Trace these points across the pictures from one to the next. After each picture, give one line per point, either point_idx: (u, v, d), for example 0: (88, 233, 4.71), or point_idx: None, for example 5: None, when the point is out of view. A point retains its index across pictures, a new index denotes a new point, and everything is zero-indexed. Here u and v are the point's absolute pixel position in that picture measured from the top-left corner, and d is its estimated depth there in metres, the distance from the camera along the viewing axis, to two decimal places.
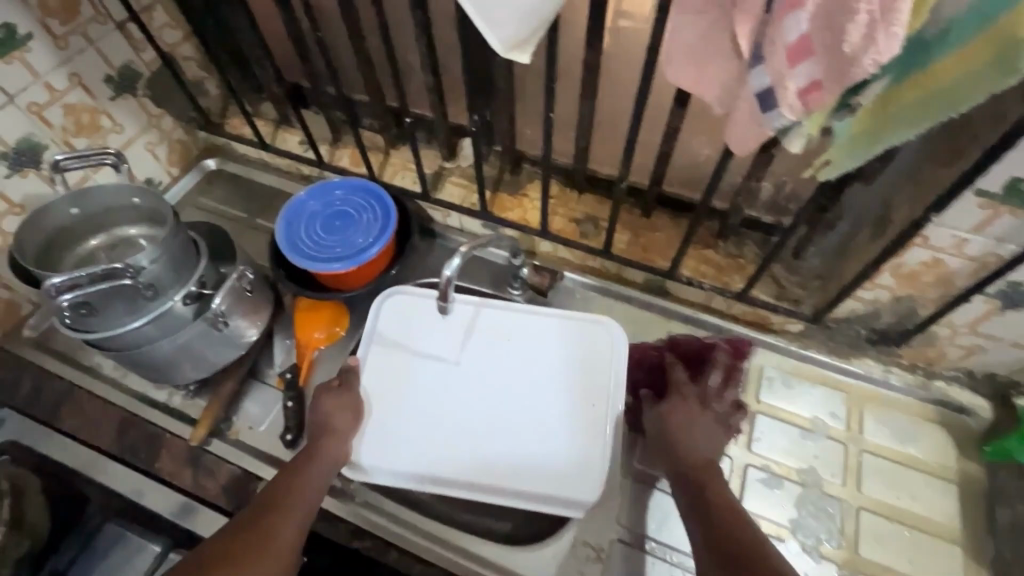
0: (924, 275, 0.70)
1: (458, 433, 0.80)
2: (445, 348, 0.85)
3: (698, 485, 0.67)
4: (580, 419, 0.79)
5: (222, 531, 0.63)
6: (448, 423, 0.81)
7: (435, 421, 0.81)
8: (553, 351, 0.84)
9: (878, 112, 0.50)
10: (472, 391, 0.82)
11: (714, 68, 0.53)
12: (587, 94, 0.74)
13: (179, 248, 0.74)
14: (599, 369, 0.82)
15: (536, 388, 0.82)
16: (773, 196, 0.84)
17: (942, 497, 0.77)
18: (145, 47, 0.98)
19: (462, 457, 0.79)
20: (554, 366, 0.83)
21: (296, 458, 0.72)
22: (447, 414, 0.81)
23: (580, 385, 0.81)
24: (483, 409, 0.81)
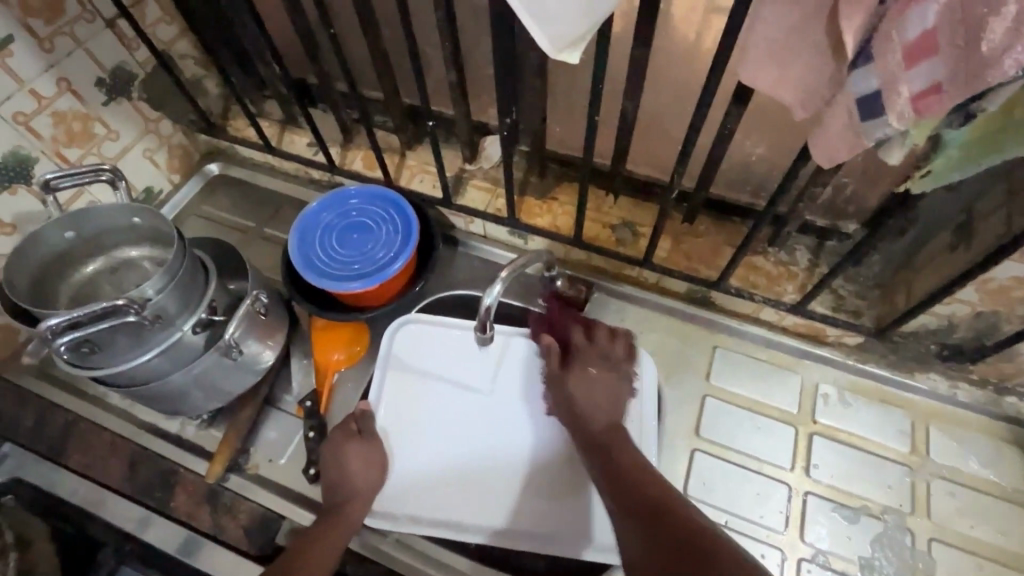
0: (1015, 290, 0.63)
1: (478, 473, 0.77)
2: (467, 379, 0.82)
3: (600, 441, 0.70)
4: None
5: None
6: (468, 460, 0.78)
7: (456, 461, 0.78)
8: None
9: (1003, 119, 0.43)
10: (496, 426, 0.79)
11: (804, 69, 0.45)
12: (633, 92, 0.67)
13: (188, 274, 0.67)
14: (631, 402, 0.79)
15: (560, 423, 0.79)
16: (832, 199, 0.77)
17: (1020, 526, 0.72)
18: (138, 46, 0.90)
19: (481, 497, 0.76)
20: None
21: (318, 522, 0.68)
22: (467, 451, 0.78)
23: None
24: (503, 445, 0.78)
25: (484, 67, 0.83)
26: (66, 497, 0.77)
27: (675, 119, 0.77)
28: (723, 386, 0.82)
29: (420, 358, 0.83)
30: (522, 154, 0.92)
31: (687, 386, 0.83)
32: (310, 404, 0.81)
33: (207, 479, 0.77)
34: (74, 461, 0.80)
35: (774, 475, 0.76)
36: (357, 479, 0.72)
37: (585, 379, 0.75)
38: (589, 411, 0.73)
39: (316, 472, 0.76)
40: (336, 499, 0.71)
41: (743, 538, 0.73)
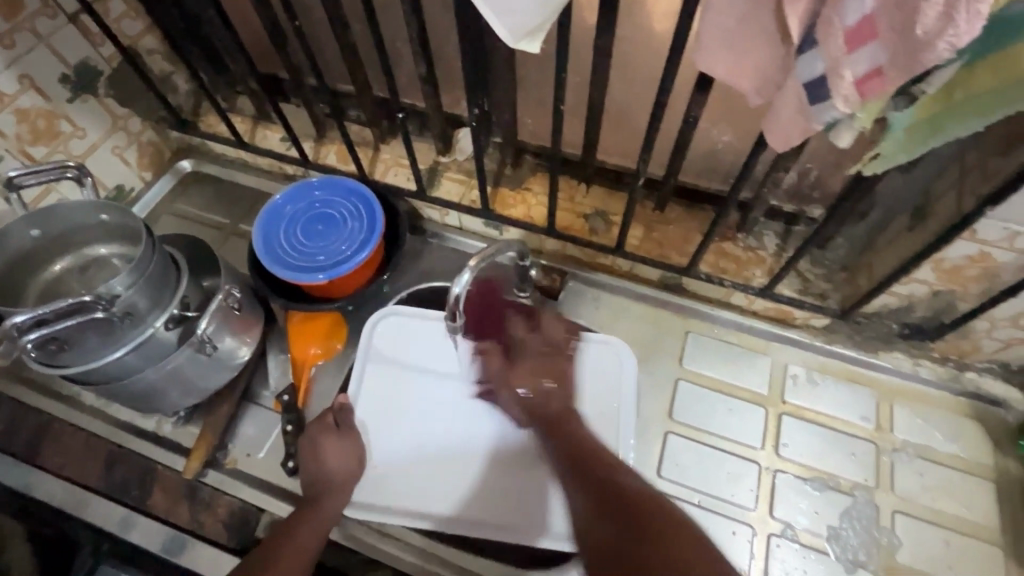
0: (968, 269, 0.65)
1: (462, 467, 0.78)
2: (446, 370, 0.83)
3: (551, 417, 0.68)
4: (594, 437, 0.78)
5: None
6: (449, 451, 0.78)
7: (440, 454, 0.78)
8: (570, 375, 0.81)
9: (943, 101, 0.44)
10: (480, 417, 0.80)
11: (754, 56, 0.46)
12: (598, 82, 0.68)
13: (157, 271, 0.67)
14: (614, 395, 0.79)
15: None
16: (796, 184, 0.79)
17: (980, 496, 0.74)
18: (103, 41, 0.88)
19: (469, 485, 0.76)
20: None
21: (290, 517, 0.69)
22: (450, 444, 0.79)
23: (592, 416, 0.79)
24: (488, 435, 0.79)
25: (454, 59, 0.84)
26: (42, 498, 0.77)
27: (642, 109, 0.78)
28: (696, 370, 0.84)
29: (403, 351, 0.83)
30: (495, 145, 0.93)
31: (661, 372, 0.85)
32: (288, 398, 0.81)
33: (185, 475, 0.77)
34: (50, 463, 0.79)
35: (745, 455, 0.78)
36: (336, 471, 0.72)
37: (548, 361, 0.71)
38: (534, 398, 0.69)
39: (294, 466, 0.77)
40: (313, 491, 0.71)
41: (717, 517, 0.75)
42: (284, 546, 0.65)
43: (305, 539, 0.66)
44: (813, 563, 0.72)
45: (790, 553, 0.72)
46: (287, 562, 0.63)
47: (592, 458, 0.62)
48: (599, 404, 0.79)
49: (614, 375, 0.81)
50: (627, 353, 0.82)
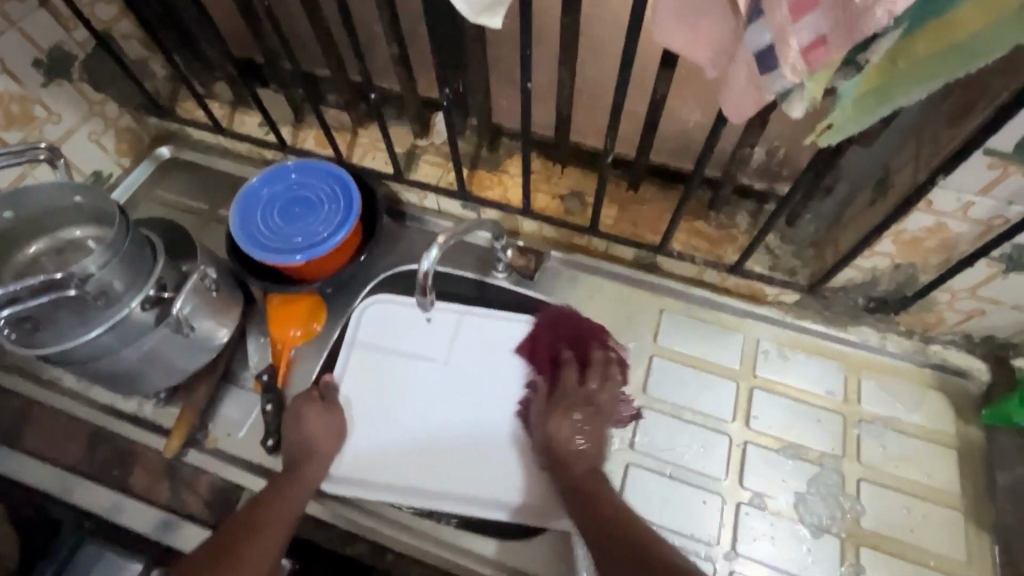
0: (926, 241, 0.67)
1: (447, 444, 0.81)
2: (428, 359, 0.86)
3: (580, 479, 0.70)
4: None
5: (200, 548, 0.61)
6: (435, 430, 0.81)
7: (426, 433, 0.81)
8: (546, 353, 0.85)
9: (888, 70, 0.46)
10: (463, 404, 0.83)
11: (704, 29, 0.48)
12: (566, 60, 0.69)
13: (132, 252, 0.67)
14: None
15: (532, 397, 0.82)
16: (766, 162, 0.80)
17: (943, 464, 0.76)
18: (76, 26, 0.88)
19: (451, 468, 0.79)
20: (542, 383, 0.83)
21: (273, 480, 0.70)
22: (436, 423, 0.82)
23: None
24: (472, 416, 0.82)
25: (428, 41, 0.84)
26: (24, 479, 0.78)
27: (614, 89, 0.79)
28: (671, 346, 0.86)
29: (387, 336, 0.87)
30: (471, 128, 0.93)
31: (635, 348, 0.86)
32: (268, 378, 0.82)
33: (165, 454, 0.77)
34: (31, 444, 0.80)
35: (715, 428, 0.80)
36: (319, 441, 0.74)
37: (600, 414, 0.75)
38: (569, 442, 0.72)
39: (274, 443, 0.78)
40: (295, 457, 0.72)
41: (686, 487, 0.77)
42: (274, 505, 0.66)
43: (294, 500, 0.68)
44: (780, 529, 0.74)
45: (758, 520, 0.74)
46: (278, 520, 0.65)
47: (610, 517, 0.64)
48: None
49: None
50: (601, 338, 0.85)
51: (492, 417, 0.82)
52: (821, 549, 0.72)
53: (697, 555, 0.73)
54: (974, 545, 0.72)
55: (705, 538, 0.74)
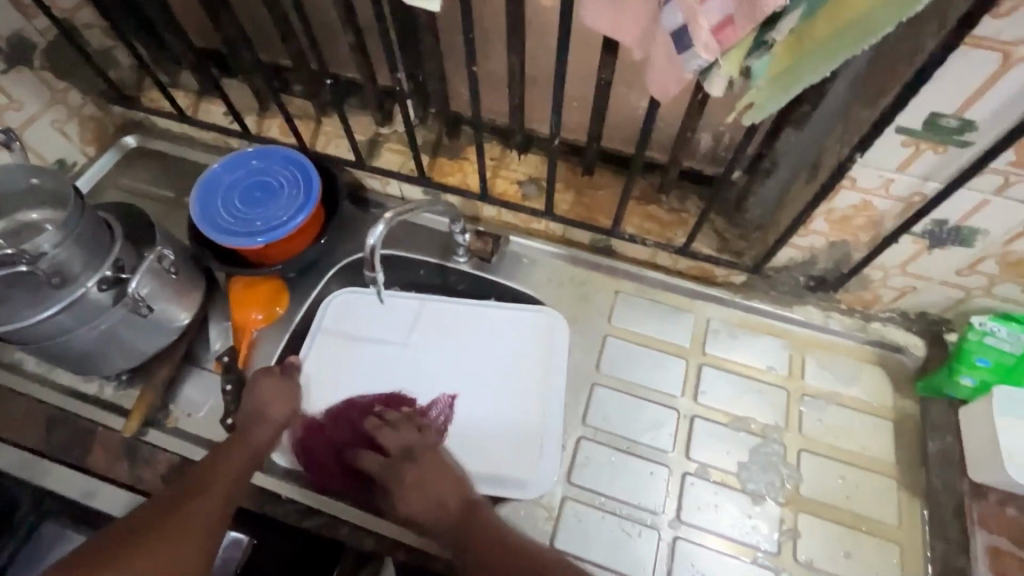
0: (856, 218, 0.70)
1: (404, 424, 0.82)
2: (390, 339, 0.88)
3: (460, 530, 0.69)
4: (528, 384, 0.84)
5: (141, 510, 0.63)
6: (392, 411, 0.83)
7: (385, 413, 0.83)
8: (503, 335, 0.88)
9: (796, 49, 0.49)
10: (422, 385, 0.85)
11: (628, 10, 0.51)
12: (515, 46, 0.71)
13: (86, 232, 0.69)
14: (546, 354, 0.86)
15: (489, 376, 0.85)
16: (712, 146, 0.83)
17: (880, 434, 0.80)
18: (36, 14, 0.89)
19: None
20: (501, 358, 0.86)
21: (225, 443, 0.72)
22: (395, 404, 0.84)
23: (527, 373, 0.85)
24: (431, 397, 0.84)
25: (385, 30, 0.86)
26: None
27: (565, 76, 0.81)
28: (625, 326, 0.88)
29: (350, 320, 0.89)
30: (432, 116, 0.95)
31: (591, 329, 0.89)
32: (228, 360, 0.84)
33: (124, 433, 0.79)
34: None
35: (664, 403, 0.83)
36: (275, 412, 0.76)
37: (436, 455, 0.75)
38: (423, 502, 0.71)
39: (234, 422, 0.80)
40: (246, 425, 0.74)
41: (636, 459, 0.80)
42: (217, 470, 0.68)
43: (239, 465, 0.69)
44: (723, 497, 0.77)
45: (702, 489, 0.77)
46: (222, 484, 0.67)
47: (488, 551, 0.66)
48: (531, 362, 0.86)
49: (543, 337, 0.87)
50: (558, 317, 0.88)
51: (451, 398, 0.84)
52: (761, 514, 0.76)
53: (642, 522, 0.76)
54: (907, 510, 0.75)
55: (651, 506, 0.76)
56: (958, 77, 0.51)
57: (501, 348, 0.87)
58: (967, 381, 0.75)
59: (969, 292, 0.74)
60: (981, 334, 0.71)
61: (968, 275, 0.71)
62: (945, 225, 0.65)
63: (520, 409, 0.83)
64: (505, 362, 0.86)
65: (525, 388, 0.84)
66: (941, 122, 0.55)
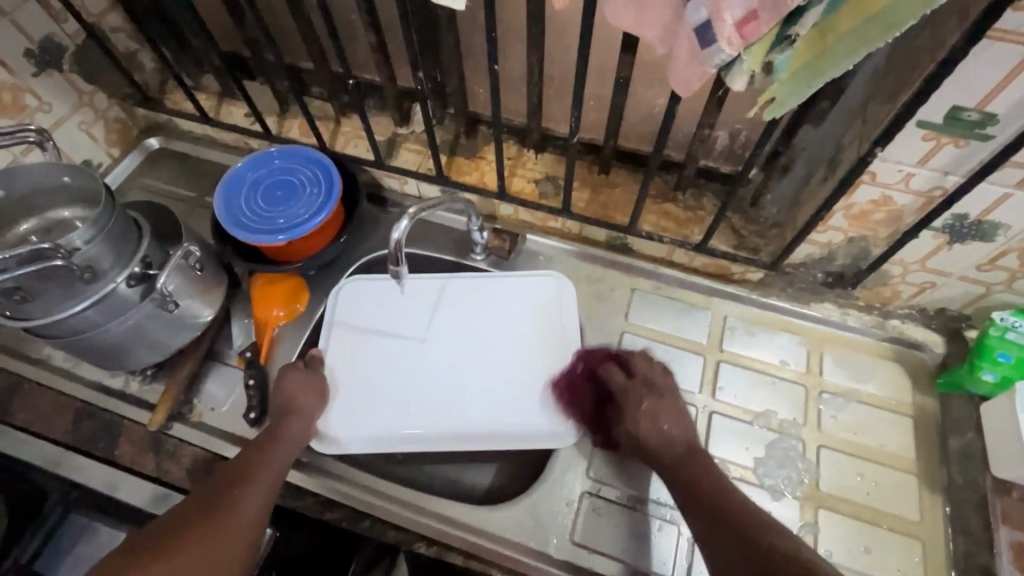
0: (874, 213, 0.70)
1: (426, 408, 0.84)
2: (406, 330, 0.89)
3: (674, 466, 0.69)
4: (540, 349, 0.87)
5: (183, 503, 0.63)
6: (412, 394, 0.85)
7: (408, 398, 0.85)
8: (514, 308, 0.89)
9: (818, 43, 0.49)
10: (441, 367, 0.87)
11: (651, 6, 0.51)
12: (534, 45, 0.72)
13: (118, 228, 0.71)
14: (554, 320, 0.88)
15: (503, 347, 0.87)
16: (729, 145, 0.84)
17: (900, 431, 0.80)
18: (67, 18, 0.91)
19: (431, 425, 0.83)
20: (516, 328, 0.88)
21: (259, 436, 0.72)
22: (414, 390, 0.85)
23: (541, 340, 0.87)
24: (450, 378, 0.86)
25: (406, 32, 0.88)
26: (10, 453, 0.80)
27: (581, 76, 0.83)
28: (642, 323, 0.89)
29: (366, 315, 0.90)
30: (450, 116, 0.97)
31: (608, 325, 0.89)
32: (250, 355, 0.85)
33: (150, 426, 0.81)
34: (18, 419, 0.82)
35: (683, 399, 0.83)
36: (299, 401, 0.77)
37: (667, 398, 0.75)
38: (657, 437, 0.72)
39: (256, 416, 0.82)
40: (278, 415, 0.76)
41: None
42: (259, 462, 0.68)
43: (276, 458, 0.70)
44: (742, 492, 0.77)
45: None
46: (262, 476, 0.67)
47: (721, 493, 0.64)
48: (544, 328, 0.88)
49: (553, 304, 0.89)
50: (567, 285, 0.90)
51: (469, 373, 0.86)
52: (781, 510, 0.75)
53: (662, 518, 0.75)
54: (927, 506, 0.75)
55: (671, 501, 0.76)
56: (976, 72, 0.52)
57: (514, 322, 0.89)
58: (988, 377, 0.75)
59: (989, 287, 0.73)
60: (1002, 329, 0.71)
61: (988, 271, 0.71)
62: (965, 220, 0.65)
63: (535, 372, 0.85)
64: (520, 331, 0.88)
65: (539, 352, 0.86)
66: (962, 116, 0.55)
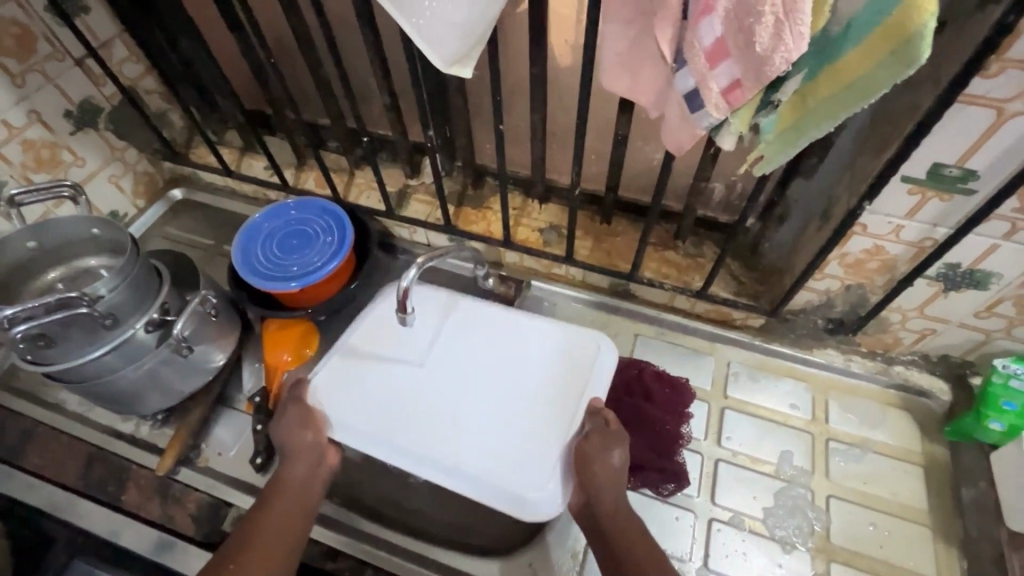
0: (869, 262, 0.72)
1: (424, 439, 0.73)
2: (416, 352, 0.80)
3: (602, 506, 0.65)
4: (552, 392, 0.75)
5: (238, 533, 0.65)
6: (415, 421, 0.74)
7: (409, 424, 0.74)
8: (528, 342, 0.79)
9: (800, 108, 0.52)
10: (441, 396, 0.76)
11: (646, 72, 0.56)
12: (537, 106, 0.77)
13: (140, 276, 0.74)
14: (577, 362, 0.77)
15: (506, 381, 0.76)
16: (726, 195, 0.87)
17: (909, 481, 0.78)
18: (105, 82, 0.98)
19: (434, 459, 0.71)
20: (541, 360, 0.78)
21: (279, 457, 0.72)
22: (417, 416, 0.75)
23: (560, 381, 0.75)
24: (446, 408, 0.75)
25: None
26: (22, 498, 0.81)
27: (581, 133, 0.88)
28: None
29: (376, 337, 0.82)
30: (458, 169, 1.02)
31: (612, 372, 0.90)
32: (259, 400, 0.86)
33: (158, 472, 0.82)
34: (32, 462, 0.84)
35: (688, 446, 0.82)
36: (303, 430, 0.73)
37: (601, 457, 0.66)
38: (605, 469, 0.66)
39: (262, 462, 0.82)
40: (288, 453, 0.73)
41: (659, 504, 0.79)
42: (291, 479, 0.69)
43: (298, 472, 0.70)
44: (751, 545, 0.75)
45: (730, 536, 0.76)
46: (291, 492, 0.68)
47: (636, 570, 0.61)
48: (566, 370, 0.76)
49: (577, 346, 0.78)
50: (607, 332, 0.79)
51: (466, 406, 0.75)
52: (791, 563, 0.74)
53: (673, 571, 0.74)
54: (944, 562, 0.73)
55: (678, 554, 0.75)
56: (953, 131, 0.54)
57: (530, 355, 0.78)
58: (996, 426, 0.74)
59: (990, 334, 0.74)
60: (1005, 376, 0.71)
61: (987, 318, 0.72)
62: (959, 269, 0.67)
63: (539, 421, 0.73)
64: (543, 362, 0.77)
65: (549, 395, 0.75)
66: (945, 172, 0.58)
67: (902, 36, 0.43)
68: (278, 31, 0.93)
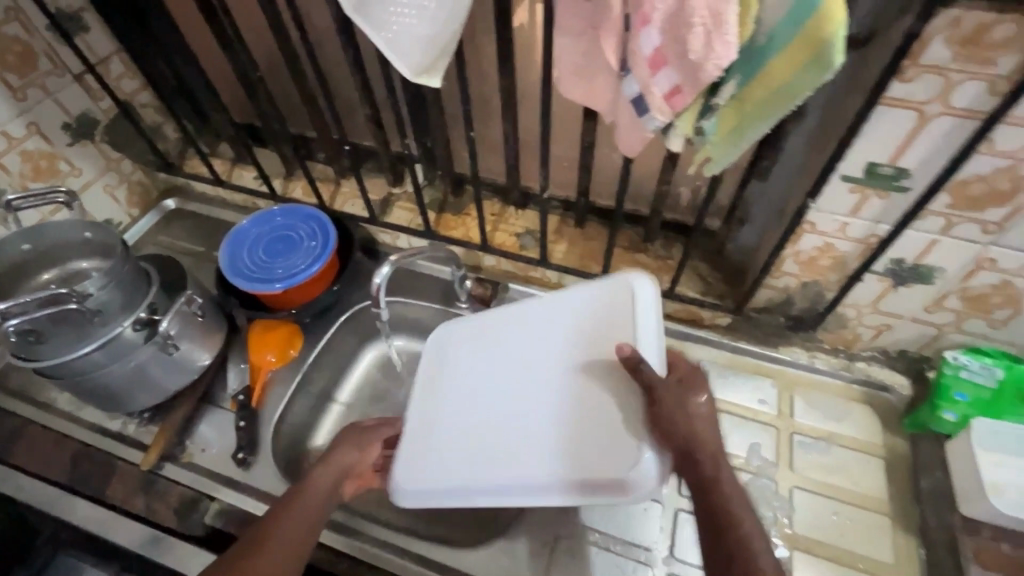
0: (821, 260, 0.76)
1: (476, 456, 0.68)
2: (453, 374, 0.78)
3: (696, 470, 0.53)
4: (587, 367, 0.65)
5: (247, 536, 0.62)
6: (463, 440, 0.70)
7: (460, 443, 0.70)
8: (553, 329, 0.72)
9: (737, 112, 0.57)
10: (482, 411, 0.71)
11: (597, 79, 0.60)
12: (507, 116, 0.81)
13: (128, 276, 0.77)
14: (604, 329, 0.67)
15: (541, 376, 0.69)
16: (692, 199, 0.91)
17: (870, 471, 0.81)
18: (103, 96, 1.03)
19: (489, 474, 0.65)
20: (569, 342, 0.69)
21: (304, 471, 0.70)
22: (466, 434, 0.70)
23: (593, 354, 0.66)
24: (488, 422, 0.70)
25: None
26: (10, 492, 0.84)
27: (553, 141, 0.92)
28: None
29: (429, 365, 0.82)
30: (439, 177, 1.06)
31: None
32: (243, 398, 0.89)
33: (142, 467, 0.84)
34: (21, 459, 0.87)
35: None
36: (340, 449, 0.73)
37: (682, 408, 0.56)
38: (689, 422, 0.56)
39: (243, 457, 0.85)
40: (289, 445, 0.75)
41: None
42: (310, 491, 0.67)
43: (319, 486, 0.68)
44: None
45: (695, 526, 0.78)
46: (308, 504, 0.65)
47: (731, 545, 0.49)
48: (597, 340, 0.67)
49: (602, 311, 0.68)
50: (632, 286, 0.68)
51: (510, 415, 0.68)
52: None
53: (638, 560, 0.76)
54: (902, 549, 0.75)
55: (644, 542, 0.77)
56: (883, 133, 0.59)
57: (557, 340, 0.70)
58: (949, 416, 0.77)
59: (941, 328, 0.77)
60: (956, 368, 0.75)
61: (936, 312, 0.75)
62: (904, 264, 0.71)
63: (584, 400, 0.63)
64: (572, 343, 0.69)
65: (586, 371, 0.65)
66: (880, 171, 0.62)
67: (818, 44, 0.48)
68: (267, 48, 0.98)
